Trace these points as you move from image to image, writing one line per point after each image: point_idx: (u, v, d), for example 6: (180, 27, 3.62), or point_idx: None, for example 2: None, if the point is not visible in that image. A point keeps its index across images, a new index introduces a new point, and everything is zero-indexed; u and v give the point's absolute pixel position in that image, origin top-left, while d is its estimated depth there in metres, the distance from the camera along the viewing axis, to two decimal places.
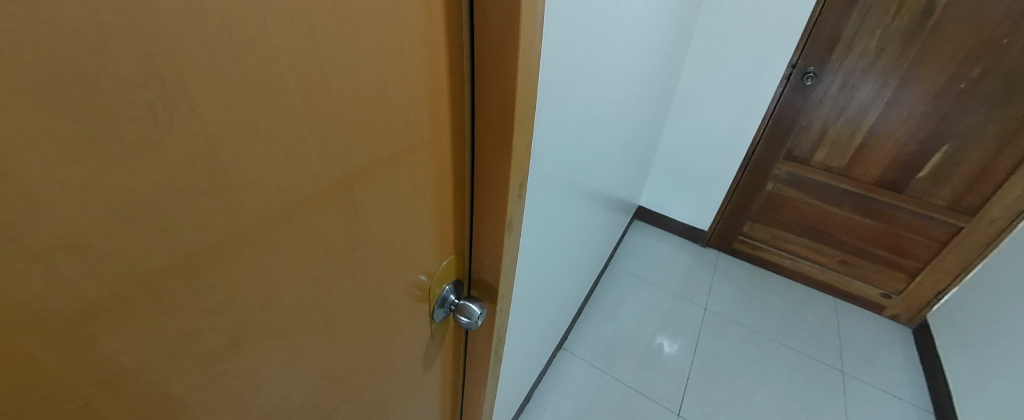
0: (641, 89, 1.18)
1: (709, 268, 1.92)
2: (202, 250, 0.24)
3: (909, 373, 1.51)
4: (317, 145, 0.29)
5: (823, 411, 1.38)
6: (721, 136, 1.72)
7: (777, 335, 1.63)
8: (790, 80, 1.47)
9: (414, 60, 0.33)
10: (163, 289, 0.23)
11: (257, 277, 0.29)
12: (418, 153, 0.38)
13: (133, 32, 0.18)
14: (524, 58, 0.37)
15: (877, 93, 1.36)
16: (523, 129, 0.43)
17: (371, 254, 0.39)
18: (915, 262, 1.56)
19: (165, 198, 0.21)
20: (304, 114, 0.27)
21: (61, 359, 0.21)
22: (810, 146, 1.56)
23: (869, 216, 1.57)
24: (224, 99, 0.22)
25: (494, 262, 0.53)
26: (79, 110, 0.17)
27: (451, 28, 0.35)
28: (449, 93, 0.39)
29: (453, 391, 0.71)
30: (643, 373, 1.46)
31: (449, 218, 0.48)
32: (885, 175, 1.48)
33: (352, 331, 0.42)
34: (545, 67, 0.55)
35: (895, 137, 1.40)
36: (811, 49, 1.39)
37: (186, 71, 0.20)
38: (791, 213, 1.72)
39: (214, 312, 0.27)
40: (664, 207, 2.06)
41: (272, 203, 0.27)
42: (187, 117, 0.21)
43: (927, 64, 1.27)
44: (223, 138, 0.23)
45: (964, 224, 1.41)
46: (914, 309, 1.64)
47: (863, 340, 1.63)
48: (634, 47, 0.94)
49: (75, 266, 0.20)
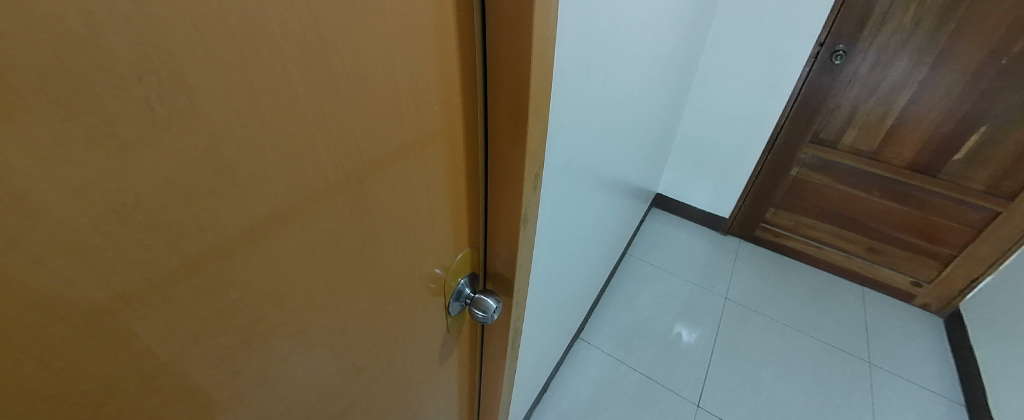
0: (659, 73, 1.14)
1: (729, 256, 1.87)
2: (210, 251, 0.23)
3: (940, 364, 1.46)
4: (325, 141, 0.27)
5: (848, 403, 1.35)
6: (745, 118, 1.65)
7: (802, 325, 1.58)
8: (818, 59, 1.40)
9: (424, 44, 0.31)
10: (170, 293, 0.22)
11: (270, 278, 0.28)
12: (430, 143, 0.36)
13: (122, 20, 0.16)
14: (539, 39, 0.35)
15: (912, 70, 1.29)
16: (539, 117, 0.41)
17: (384, 249, 0.38)
18: (949, 249, 1.49)
19: (167, 201, 0.20)
20: (308, 110, 0.25)
21: (72, 364, 0.20)
22: (838, 128, 1.49)
23: (900, 201, 1.50)
24: (225, 92, 0.20)
25: (510, 255, 0.52)
26: (73, 109, 0.16)
27: (462, 10, 0.33)
28: (460, 80, 0.37)
29: (471, 382, 0.71)
30: (660, 363, 1.44)
31: (463, 211, 0.46)
32: (917, 159, 1.41)
33: (368, 327, 0.41)
34: (560, 54, 0.53)
35: (929, 118, 1.33)
36: (841, 25, 1.32)
37: (182, 64, 0.18)
38: (816, 198, 1.66)
39: (225, 312, 0.26)
40: (682, 194, 2.02)
41: (278, 201, 0.26)
42: (182, 115, 0.19)
43: (968, 39, 1.19)
44: (222, 133, 0.21)
45: (1002, 209, 1.34)
46: (945, 298, 1.58)
47: (892, 329, 1.58)
48: (652, 29, 0.91)
49: (65, 278, 0.18)
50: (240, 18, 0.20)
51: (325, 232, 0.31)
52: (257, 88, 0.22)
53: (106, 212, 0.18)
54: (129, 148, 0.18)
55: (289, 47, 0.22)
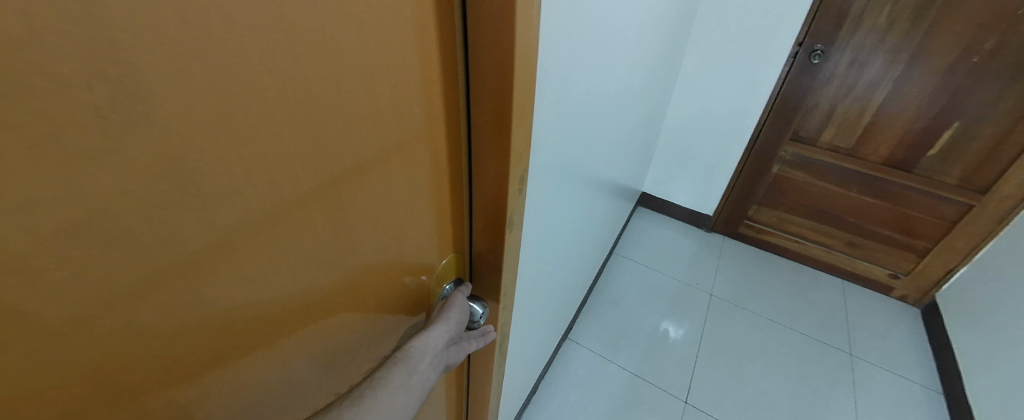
0: (644, 74, 1.15)
1: (714, 253, 1.90)
2: (175, 261, 0.23)
3: (918, 355, 1.50)
4: (298, 148, 0.27)
5: (831, 395, 1.37)
6: (727, 118, 1.68)
7: (786, 320, 1.61)
8: (797, 59, 1.43)
9: (403, 49, 0.31)
10: (133, 304, 0.22)
11: (243, 288, 0.28)
12: (411, 148, 0.36)
13: (66, 26, 0.16)
14: (521, 42, 0.35)
15: (887, 69, 1.32)
16: (523, 121, 0.41)
17: (366, 255, 0.37)
18: (925, 242, 1.54)
19: (124, 210, 0.20)
20: (279, 116, 0.25)
21: (26, 378, 0.19)
22: (817, 126, 1.52)
23: (877, 196, 1.54)
24: (184, 100, 0.20)
25: (497, 258, 0.52)
26: (17, 118, 0.16)
27: (442, 15, 0.33)
28: (442, 85, 0.37)
29: (459, 386, 0.70)
30: (649, 361, 1.46)
31: (448, 215, 0.46)
32: (894, 155, 1.45)
33: (350, 333, 0.41)
34: (544, 57, 0.54)
35: (905, 115, 1.37)
36: (819, 26, 1.35)
37: (137, 70, 0.18)
38: (797, 195, 1.69)
39: (199, 318, 0.26)
40: (667, 193, 2.04)
41: (251, 210, 0.26)
42: (137, 123, 0.19)
43: (940, 38, 1.23)
44: (188, 136, 0.21)
45: (975, 202, 1.38)
46: (922, 290, 1.63)
47: (872, 322, 1.62)
48: (635, 32, 0.92)
49: (14, 292, 0.18)
50: (208, 19, 0.20)
51: (305, 236, 0.31)
52: (227, 91, 0.22)
53: (58, 223, 0.18)
54: (86, 152, 0.18)
55: (263, 48, 0.22)
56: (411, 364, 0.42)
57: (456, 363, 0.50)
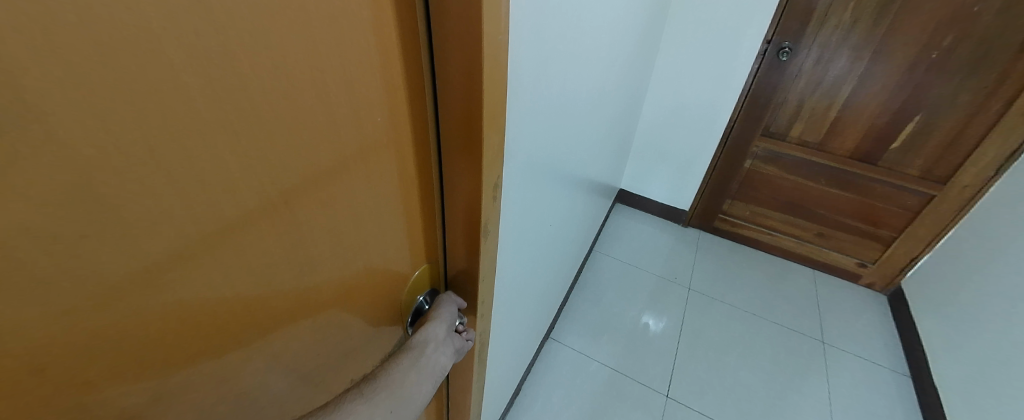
0: (617, 74, 1.17)
1: (691, 247, 1.94)
2: (122, 286, 0.21)
3: (886, 340, 1.56)
4: (261, 162, 0.25)
5: (804, 382, 1.42)
6: (701, 114, 1.71)
7: (760, 311, 1.66)
8: (766, 56, 1.47)
9: (366, 53, 0.30)
10: (70, 332, 0.20)
11: (204, 310, 0.26)
12: (379, 155, 0.35)
13: None
14: (490, 45, 0.35)
15: (852, 65, 1.37)
16: (495, 125, 0.41)
17: (334, 267, 0.36)
18: (890, 231, 1.60)
19: (58, 234, 0.18)
20: (240, 130, 0.23)
21: None
22: (786, 122, 1.56)
23: (845, 188, 1.59)
24: (125, 113, 0.18)
25: (472, 264, 0.51)
26: None
27: (406, 18, 0.32)
28: (408, 88, 0.36)
29: (437, 394, 0.69)
30: (630, 356, 1.48)
31: (418, 222, 0.46)
32: (859, 148, 1.50)
33: (320, 346, 0.39)
34: (517, 59, 0.53)
35: (869, 109, 1.42)
36: (786, 24, 1.38)
37: (67, 82, 0.16)
38: (769, 189, 1.74)
39: (155, 347, 0.24)
40: (644, 190, 2.07)
41: (209, 229, 0.24)
42: (70, 140, 0.17)
43: (901, 35, 1.27)
44: (132, 158, 0.19)
45: (936, 192, 1.45)
46: (888, 277, 1.69)
47: (843, 310, 1.67)
48: (608, 32, 0.93)
49: None
50: (160, 34, 0.18)
51: (268, 254, 0.29)
52: (179, 108, 0.20)
53: None
54: (13, 185, 0.16)
55: (225, 65, 0.21)
56: (416, 355, 0.43)
57: (459, 355, 0.51)
